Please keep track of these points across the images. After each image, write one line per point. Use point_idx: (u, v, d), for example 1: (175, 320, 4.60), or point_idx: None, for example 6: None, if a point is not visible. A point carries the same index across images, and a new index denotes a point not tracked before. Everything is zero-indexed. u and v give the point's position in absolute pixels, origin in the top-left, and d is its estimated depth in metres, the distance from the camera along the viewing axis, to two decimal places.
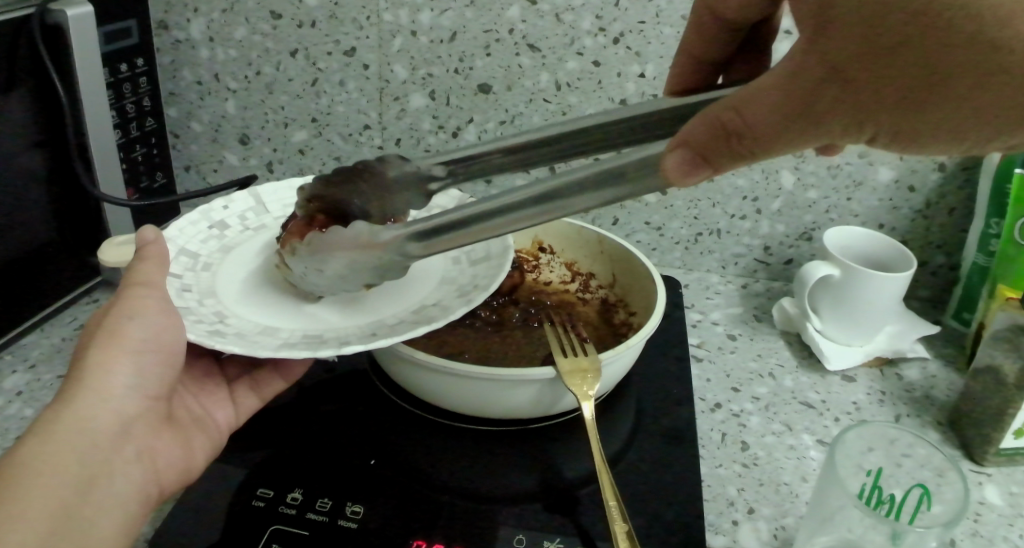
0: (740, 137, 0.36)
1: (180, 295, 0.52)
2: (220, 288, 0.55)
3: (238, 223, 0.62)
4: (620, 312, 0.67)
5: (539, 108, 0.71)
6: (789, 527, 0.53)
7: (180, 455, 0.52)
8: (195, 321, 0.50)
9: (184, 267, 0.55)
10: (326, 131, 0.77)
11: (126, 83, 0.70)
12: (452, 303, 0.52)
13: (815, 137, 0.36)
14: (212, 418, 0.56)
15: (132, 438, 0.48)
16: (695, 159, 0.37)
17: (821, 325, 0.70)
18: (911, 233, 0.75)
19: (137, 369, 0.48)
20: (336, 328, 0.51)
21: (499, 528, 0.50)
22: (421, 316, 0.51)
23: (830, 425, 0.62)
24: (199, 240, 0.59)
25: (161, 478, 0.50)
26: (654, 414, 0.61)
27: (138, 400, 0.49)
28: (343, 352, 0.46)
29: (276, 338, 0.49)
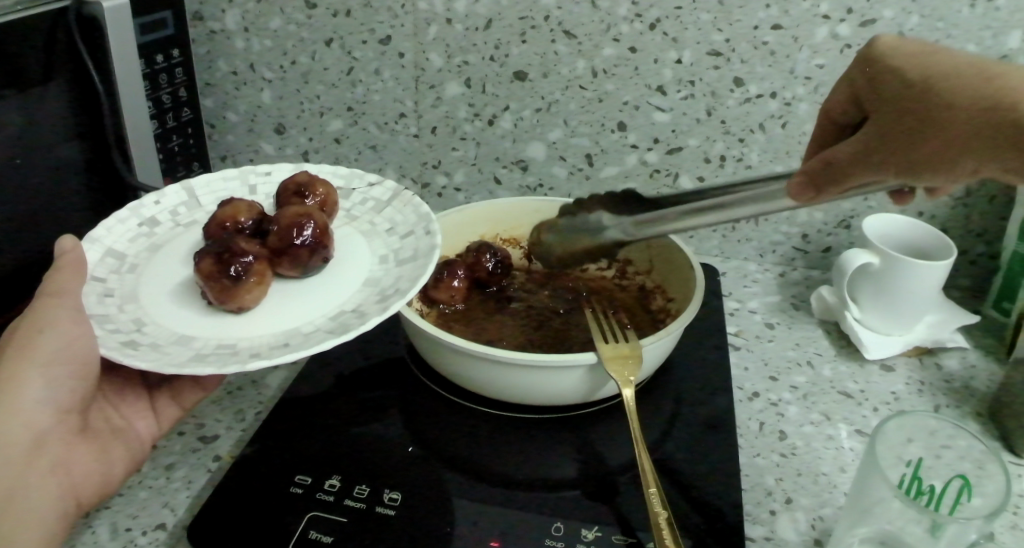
0: (826, 165, 0.44)
1: (99, 301, 0.50)
2: (143, 292, 0.52)
3: (169, 219, 0.59)
4: (658, 299, 0.67)
5: (576, 96, 0.71)
6: (828, 518, 0.52)
7: (98, 465, 0.52)
8: (111, 330, 0.48)
9: (109, 270, 0.54)
10: (362, 120, 0.77)
11: (162, 73, 0.71)
12: (369, 310, 0.50)
13: (920, 146, 0.42)
14: (132, 428, 0.55)
15: (44, 449, 0.50)
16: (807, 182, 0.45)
17: (860, 313, 0.69)
18: (952, 221, 0.74)
19: (45, 385, 0.48)
20: (251, 338, 0.49)
21: (537, 517, 0.50)
22: (339, 324, 0.49)
23: (870, 415, 0.61)
24: (128, 240, 0.56)
25: (78, 490, 0.50)
26: (690, 403, 0.61)
27: (51, 412, 0.50)
28: (249, 366, 0.44)
29: (190, 349, 0.47)
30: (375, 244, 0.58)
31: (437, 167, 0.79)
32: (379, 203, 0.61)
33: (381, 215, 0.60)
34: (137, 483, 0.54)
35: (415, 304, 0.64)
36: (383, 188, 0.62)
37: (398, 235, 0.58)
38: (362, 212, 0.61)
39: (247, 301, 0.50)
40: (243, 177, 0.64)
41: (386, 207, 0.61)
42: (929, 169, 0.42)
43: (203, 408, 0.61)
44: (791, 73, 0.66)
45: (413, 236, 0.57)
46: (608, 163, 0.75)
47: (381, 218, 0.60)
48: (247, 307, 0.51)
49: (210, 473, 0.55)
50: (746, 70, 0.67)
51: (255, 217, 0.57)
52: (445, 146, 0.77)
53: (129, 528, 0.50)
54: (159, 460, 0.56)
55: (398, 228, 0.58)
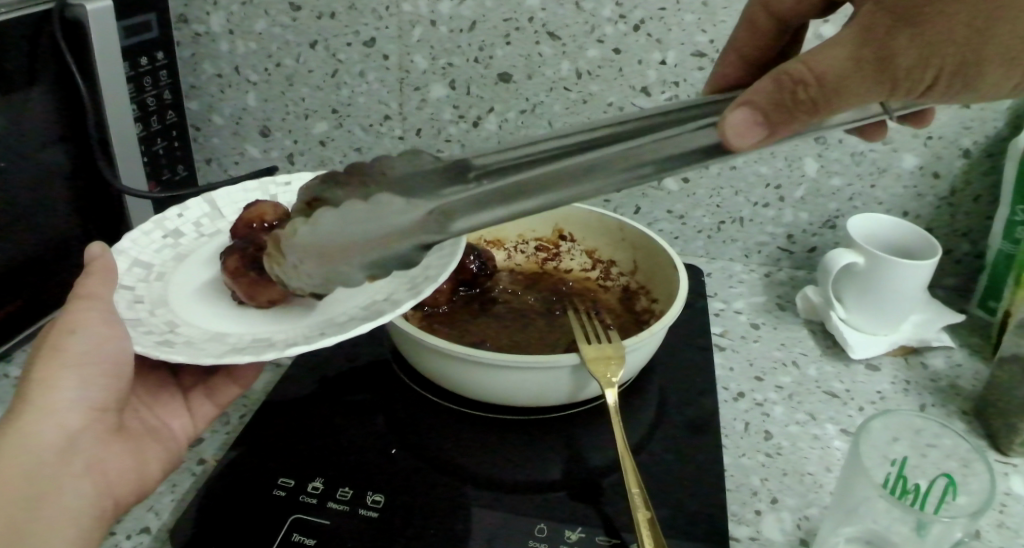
0: (803, 97, 0.40)
1: (130, 307, 0.51)
2: (172, 296, 0.53)
3: (192, 230, 0.60)
4: (642, 299, 0.66)
5: (560, 97, 0.71)
6: (814, 517, 0.52)
7: (135, 465, 0.50)
8: (144, 332, 0.49)
9: (137, 278, 0.54)
10: (347, 122, 0.77)
11: (147, 76, 0.71)
12: (401, 295, 0.50)
13: (888, 75, 0.40)
14: (168, 428, 0.55)
15: (79, 452, 0.47)
16: (758, 120, 0.40)
17: (845, 313, 0.70)
18: (937, 220, 0.74)
19: (80, 381, 0.46)
20: (286, 331, 0.50)
21: (522, 518, 0.50)
22: (372, 310, 0.49)
23: (855, 415, 0.62)
24: (153, 250, 0.57)
25: (115, 490, 0.49)
26: (676, 404, 0.61)
27: (85, 413, 0.48)
28: (287, 353, 0.44)
29: (223, 344, 0.48)
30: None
31: None
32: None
33: None
34: None
35: None
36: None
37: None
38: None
39: (276, 295, 0.52)
40: (263, 187, 0.64)
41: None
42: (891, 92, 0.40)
43: None
44: None
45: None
46: None
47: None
48: (277, 301, 0.52)
49: (194, 477, 0.54)
50: None
51: (281, 216, 0.58)
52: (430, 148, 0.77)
53: (114, 532, 0.50)
54: None
55: None
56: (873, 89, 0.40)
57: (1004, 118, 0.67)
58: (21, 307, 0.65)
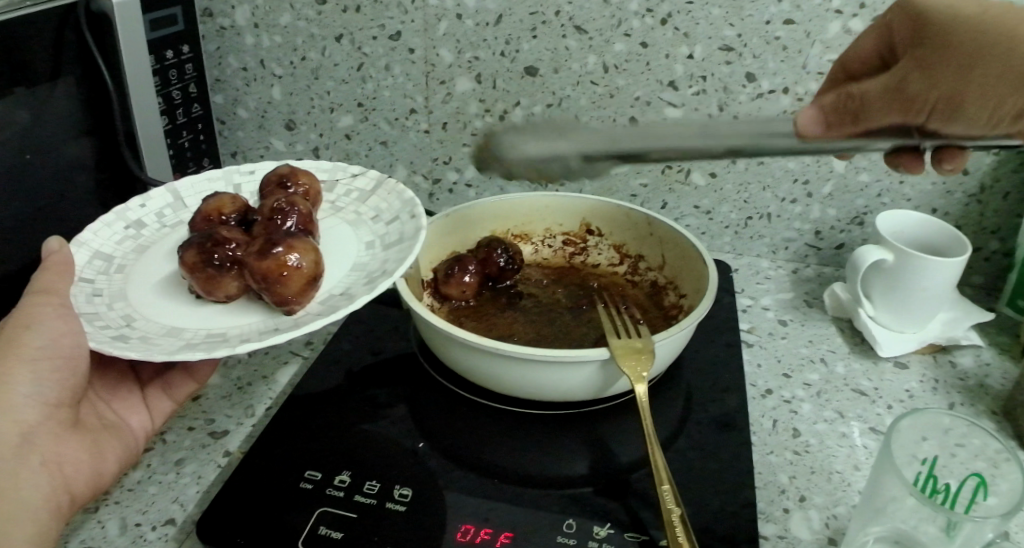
0: (848, 106, 0.47)
1: (88, 300, 0.50)
2: (131, 289, 0.52)
3: (155, 221, 0.59)
4: (670, 294, 0.66)
5: (586, 91, 0.71)
6: (842, 516, 0.52)
7: (91, 462, 0.51)
8: (100, 326, 0.48)
9: (97, 272, 0.53)
10: (372, 116, 0.77)
11: (172, 69, 0.71)
12: (358, 291, 0.50)
13: (944, 95, 0.45)
14: (125, 424, 0.55)
15: (35, 447, 0.48)
16: (817, 120, 0.48)
17: (873, 311, 0.69)
18: (965, 218, 0.73)
19: (34, 376, 0.47)
20: (242, 326, 0.49)
21: (548, 513, 0.49)
22: (329, 306, 0.49)
23: (884, 413, 0.61)
24: (114, 242, 0.56)
25: (72, 485, 0.49)
26: (703, 400, 0.60)
27: (41, 408, 0.49)
28: (239, 350, 0.44)
29: (180, 339, 0.47)
30: (361, 231, 0.57)
31: (448, 163, 0.78)
32: (363, 193, 0.61)
33: (366, 204, 0.60)
34: (146, 478, 0.54)
35: (427, 301, 0.65)
36: (367, 177, 0.61)
37: (384, 221, 0.57)
38: (347, 203, 0.61)
39: (237, 289, 0.50)
40: (228, 177, 0.63)
41: (371, 194, 0.60)
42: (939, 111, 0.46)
43: (213, 404, 0.61)
44: (803, 68, 0.66)
45: (399, 220, 0.56)
46: None
47: (367, 206, 0.60)
48: (237, 294, 0.51)
49: (219, 469, 0.55)
50: (757, 65, 0.66)
51: (240, 209, 0.56)
52: (455, 142, 0.77)
53: (139, 524, 0.50)
54: (168, 455, 0.56)
55: (383, 215, 0.58)
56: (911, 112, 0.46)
57: None
58: None
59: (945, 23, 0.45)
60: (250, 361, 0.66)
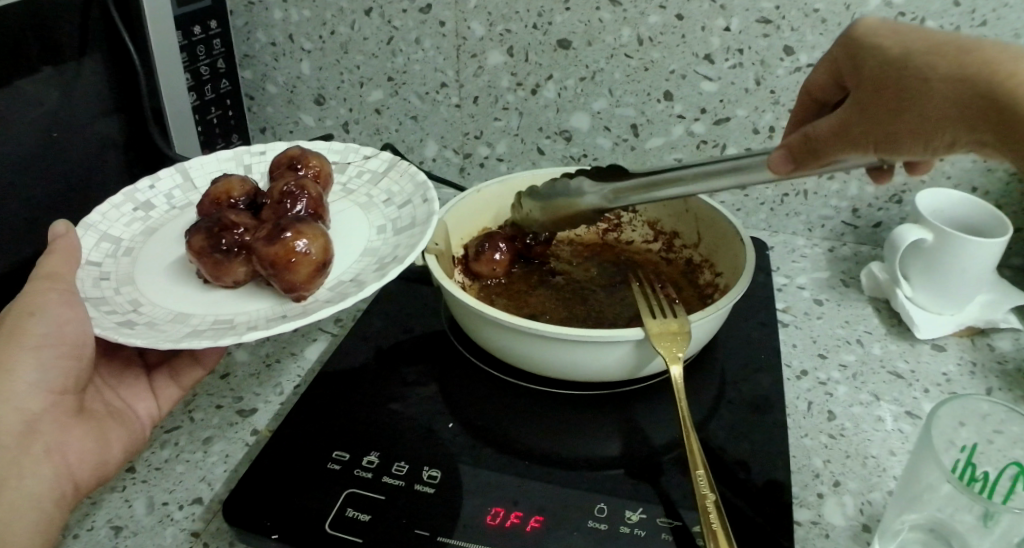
0: (811, 139, 0.43)
1: (95, 285, 0.50)
2: (140, 273, 0.52)
3: (164, 203, 0.59)
4: (706, 273, 0.65)
5: (620, 64, 0.69)
6: (877, 502, 0.51)
7: (96, 447, 0.51)
8: (107, 312, 0.48)
9: (104, 255, 0.53)
10: (402, 90, 0.76)
11: (200, 45, 0.70)
12: (367, 278, 0.49)
13: (909, 120, 0.40)
14: (132, 410, 0.55)
15: (39, 434, 0.49)
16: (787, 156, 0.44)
17: (911, 292, 0.67)
18: (1008, 198, 0.71)
19: (38, 363, 0.48)
20: (250, 312, 0.49)
21: (579, 496, 0.49)
22: (339, 293, 0.48)
23: (921, 397, 0.59)
24: (123, 224, 0.56)
25: (78, 471, 0.49)
26: (737, 380, 0.60)
27: (45, 395, 0.49)
28: (244, 338, 0.43)
29: (186, 326, 0.47)
30: (372, 215, 0.57)
31: (479, 138, 0.77)
32: (375, 176, 0.60)
33: (378, 187, 0.59)
34: (174, 457, 0.54)
35: (459, 278, 0.65)
36: (379, 160, 0.61)
37: (395, 206, 0.57)
38: (358, 185, 0.60)
39: (246, 274, 0.50)
40: (237, 158, 0.63)
41: (383, 179, 0.60)
42: (905, 138, 0.40)
43: (242, 381, 0.61)
44: None
45: (411, 205, 0.56)
46: (654, 133, 0.73)
47: (379, 189, 0.59)
48: (246, 279, 0.51)
49: (248, 447, 0.55)
50: (796, 38, 0.65)
51: (249, 192, 0.56)
52: (486, 116, 0.76)
53: (166, 503, 0.50)
54: (197, 433, 0.56)
55: (395, 198, 0.57)
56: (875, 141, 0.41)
57: None
58: None
59: (877, 57, 0.42)
60: (280, 337, 0.65)
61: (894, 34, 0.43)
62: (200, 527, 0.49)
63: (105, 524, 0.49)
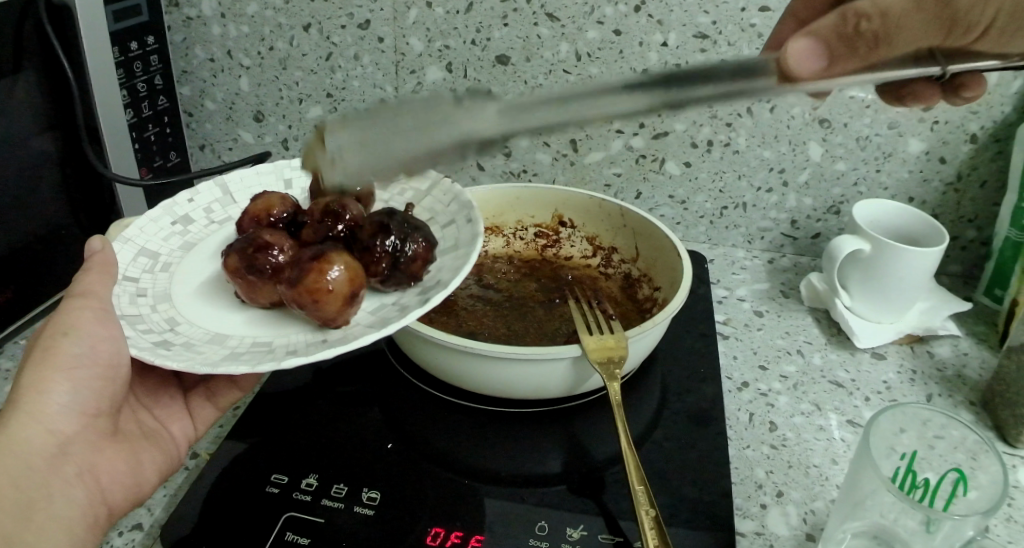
0: (865, 31, 0.41)
1: (132, 302, 0.49)
2: (177, 291, 0.50)
3: (203, 217, 0.57)
4: (644, 287, 0.65)
5: (559, 80, 0.69)
6: (819, 511, 0.51)
7: (129, 472, 0.49)
8: (144, 331, 0.47)
9: (142, 270, 0.51)
10: (341, 107, 0.75)
11: (137, 61, 0.69)
12: (410, 303, 0.48)
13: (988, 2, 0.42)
14: (166, 431, 0.53)
15: (71, 458, 0.46)
16: (821, 49, 0.41)
17: (850, 301, 0.68)
18: (942, 207, 0.73)
19: (72, 384, 0.45)
20: (290, 335, 0.47)
21: (521, 515, 0.48)
22: (378, 318, 0.47)
23: (861, 405, 0.60)
24: (162, 238, 0.54)
25: (109, 496, 0.47)
26: (678, 392, 0.60)
27: (77, 417, 0.46)
28: (284, 364, 0.42)
29: (223, 348, 0.45)
30: None
31: None
32: (418, 193, 0.59)
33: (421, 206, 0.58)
34: None
35: None
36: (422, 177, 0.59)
37: (438, 226, 0.56)
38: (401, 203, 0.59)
39: (278, 296, 0.49)
40: (277, 171, 0.61)
41: (426, 196, 0.58)
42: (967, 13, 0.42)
43: None
44: None
45: (454, 225, 0.55)
46: (594, 148, 0.74)
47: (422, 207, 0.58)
48: (278, 301, 0.49)
49: (186, 471, 0.53)
50: (732, 53, 0.66)
51: (289, 209, 0.54)
52: None
53: None
54: None
55: (438, 219, 0.56)
56: (934, 30, 0.42)
57: (1012, 102, 0.65)
58: (13, 297, 0.63)
59: None
60: None
61: None
62: None
63: None
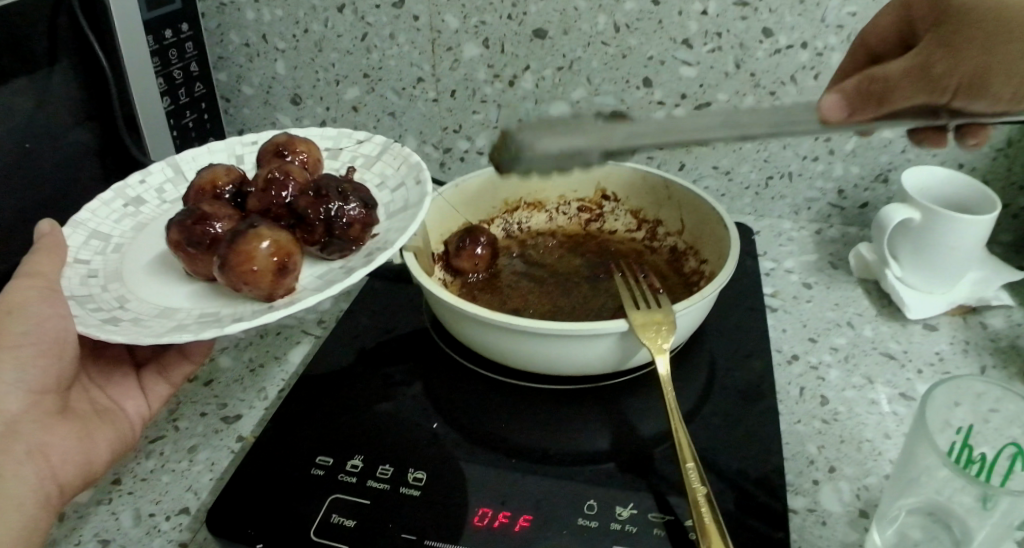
0: (875, 89, 0.46)
1: (83, 282, 0.48)
2: (126, 270, 0.50)
3: (155, 197, 0.56)
4: (691, 260, 0.64)
5: (597, 52, 0.68)
6: (873, 487, 0.50)
7: (80, 448, 0.49)
8: (92, 309, 0.46)
9: (94, 252, 0.51)
10: (379, 87, 0.75)
11: (171, 49, 0.69)
12: (354, 263, 0.47)
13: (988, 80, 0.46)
14: (121, 410, 0.53)
15: (20, 437, 0.46)
16: (846, 104, 0.46)
17: (900, 271, 0.66)
18: (992, 175, 0.70)
19: (18, 363, 0.45)
20: (236, 305, 0.46)
21: (571, 493, 0.48)
22: (325, 281, 0.46)
23: (914, 377, 0.59)
24: (113, 221, 0.53)
25: (60, 474, 0.46)
26: (724, 366, 0.59)
27: (25, 395, 0.47)
28: (228, 329, 0.41)
29: (170, 321, 0.45)
30: None
31: (459, 131, 0.76)
32: (368, 160, 0.57)
33: (370, 171, 0.57)
34: (160, 466, 0.53)
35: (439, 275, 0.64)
36: (372, 143, 0.58)
37: (388, 189, 0.54)
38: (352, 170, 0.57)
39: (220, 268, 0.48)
40: (230, 148, 0.60)
41: (376, 161, 0.57)
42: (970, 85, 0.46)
43: (225, 388, 0.60)
44: (821, 22, 0.63)
45: (403, 187, 0.54)
46: None
47: (372, 173, 0.56)
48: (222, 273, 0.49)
49: (233, 454, 0.53)
50: (774, 20, 0.64)
51: (235, 180, 0.53)
52: (465, 110, 0.75)
53: (153, 513, 0.49)
54: (181, 442, 0.55)
55: (388, 182, 0.55)
56: (931, 92, 0.46)
57: None
58: None
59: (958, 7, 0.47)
60: (262, 341, 0.64)
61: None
62: (186, 539, 0.47)
63: (90, 538, 0.48)
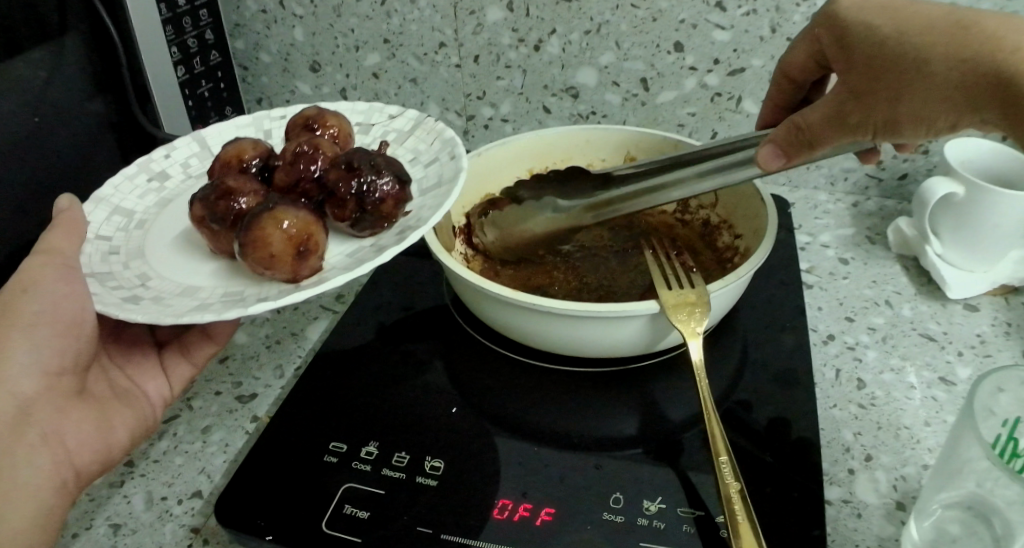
0: (802, 137, 0.44)
1: (105, 260, 0.46)
2: (150, 246, 0.48)
3: (180, 172, 0.54)
4: (725, 234, 0.62)
5: (627, 15, 0.65)
6: (911, 478, 0.48)
7: (97, 433, 0.48)
8: (113, 287, 0.44)
9: (116, 229, 0.49)
10: (399, 53, 0.72)
11: (186, 17, 0.66)
12: (385, 240, 0.45)
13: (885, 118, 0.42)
14: (141, 392, 0.52)
15: (33, 420, 0.45)
16: (780, 151, 0.45)
17: (942, 249, 0.63)
18: None
19: (32, 344, 0.45)
20: (261, 285, 0.44)
21: (596, 484, 0.46)
22: (354, 260, 0.44)
23: (954, 360, 0.56)
24: (136, 196, 0.51)
25: (75, 459, 0.46)
26: (756, 348, 0.57)
27: (41, 376, 0.46)
28: (252, 309, 0.39)
29: (193, 300, 0.42)
30: None
31: (482, 98, 0.74)
32: (401, 135, 0.55)
33: (404, 146, 0.54)
34: (172, 448, 0.52)
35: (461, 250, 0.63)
36: (405, 118, 0.55)
37: (421, 164, 0.52)
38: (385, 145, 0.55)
39: None
40: (258, 122, 0.58)
41: (410, 136, 0.54)
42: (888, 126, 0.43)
43: (244, 365, 0.59)
44: None
45: (438, 162, 0.51)
46: (666, 87, 0.69)
47: (405, 148, 0.54)
48: None
49: (247, 435, 0.53)
50: None
51: (262, 154, 0.51)
52: (488, 77, 0.72)
53: (165, 497, 0.49)
54: (194, 423, 0.54)
55: (421, 157, 0.52)
56: (863, 132, 0.43)
57: None
58: None
59: (870, 32, 0.44)
60: (280, 317, 0.63)
61: (883, 13, 0.44)
62: (200, 522, 0.47)
63: (102, 521, 0.47)
